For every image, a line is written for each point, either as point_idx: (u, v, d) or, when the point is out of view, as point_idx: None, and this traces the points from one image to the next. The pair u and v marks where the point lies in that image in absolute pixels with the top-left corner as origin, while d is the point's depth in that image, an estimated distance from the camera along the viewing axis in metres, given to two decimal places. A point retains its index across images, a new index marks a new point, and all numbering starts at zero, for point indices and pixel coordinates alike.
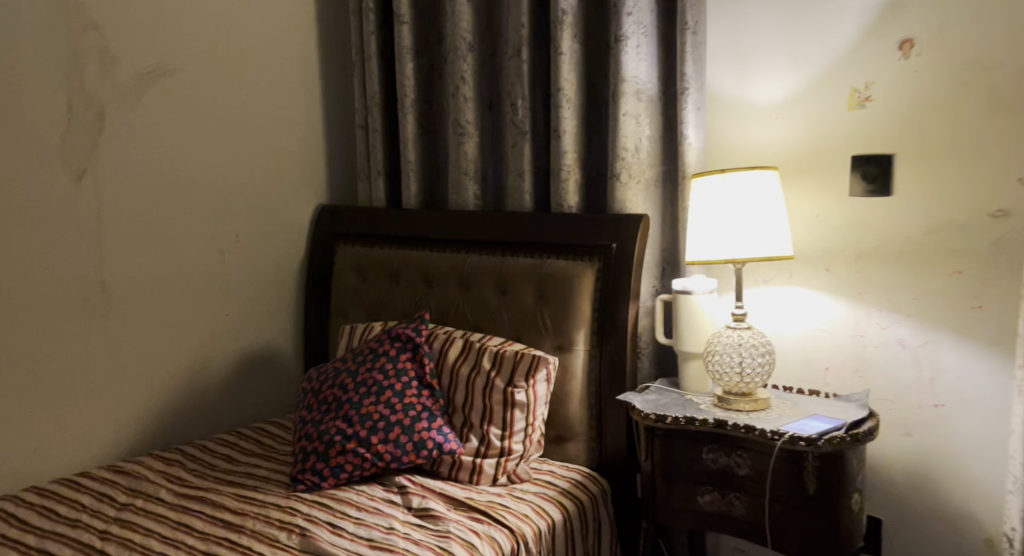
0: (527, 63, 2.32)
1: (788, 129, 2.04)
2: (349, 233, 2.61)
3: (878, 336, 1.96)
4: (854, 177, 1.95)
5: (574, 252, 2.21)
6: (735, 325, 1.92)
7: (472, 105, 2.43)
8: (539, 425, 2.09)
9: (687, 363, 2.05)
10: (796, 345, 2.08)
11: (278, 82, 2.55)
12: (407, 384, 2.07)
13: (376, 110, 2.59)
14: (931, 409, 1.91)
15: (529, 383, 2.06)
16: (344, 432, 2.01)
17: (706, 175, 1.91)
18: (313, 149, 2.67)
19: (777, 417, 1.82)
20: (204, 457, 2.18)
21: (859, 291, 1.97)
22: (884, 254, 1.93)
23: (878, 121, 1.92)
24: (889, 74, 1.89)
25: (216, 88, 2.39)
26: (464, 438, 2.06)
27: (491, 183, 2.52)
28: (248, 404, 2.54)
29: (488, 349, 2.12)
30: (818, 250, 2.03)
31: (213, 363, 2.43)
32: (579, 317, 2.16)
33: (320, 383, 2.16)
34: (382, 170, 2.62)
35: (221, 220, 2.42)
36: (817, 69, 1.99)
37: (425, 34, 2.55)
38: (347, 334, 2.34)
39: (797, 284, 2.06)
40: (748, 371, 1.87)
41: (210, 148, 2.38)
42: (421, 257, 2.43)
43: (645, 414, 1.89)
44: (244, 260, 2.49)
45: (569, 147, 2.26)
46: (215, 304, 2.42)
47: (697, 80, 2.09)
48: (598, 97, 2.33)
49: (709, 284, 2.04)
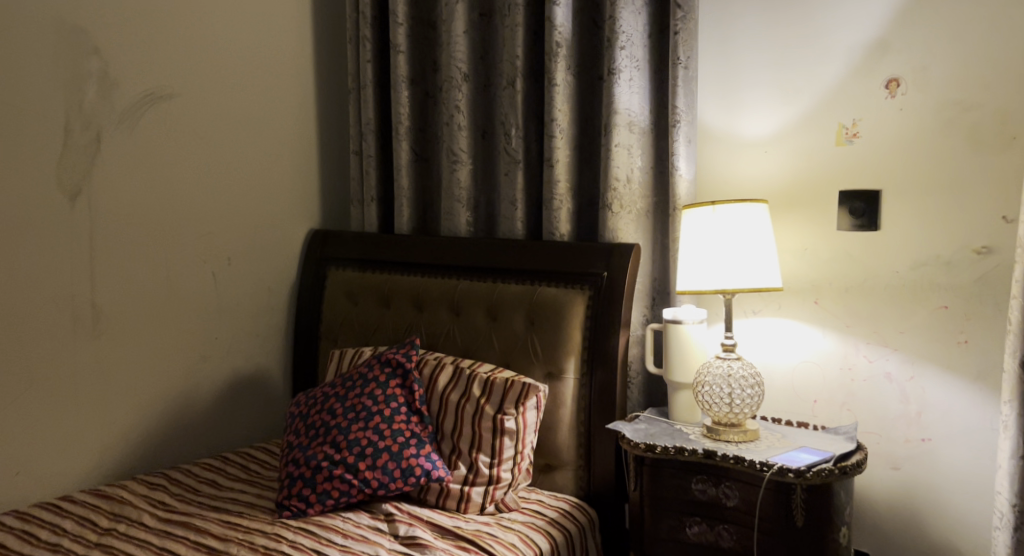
0: (521, 93, 2.36)
1: (778, 163, 2.07)
2: (341, 258, 2.61)
3: (866, 370, 1.97)
4: (843, 211, 1.98)
5: (566, 281, 2.22)
6: (725, 356, 1.94)
7: (466, 134, 2.46)
8: (528, 453, 2.09)
9: (677, 393, 2.06)
10: (784, 377, 2.09)
11: (274, 108, 2.56)
12: (397, 410, 2.07)
13: (371, 136, 2.60)
14: (916, 443, 1.92)
15: (519, 410, 2.05)
16: (332, 457, 2.00)
17: (696, 207, 1.93)
18: (306, 173, 2.68)
19: (766, 449, 1.83)
20: (189, 482, 2.16)
21: (847, 324, 1.99)
22: (872, 287, 1.96)
23: (866, 158, 1.95)
24: (876, 111, 1.93)
25: (213, 113, 2.40)
26: (452, 465, 2.05)
27: (483, 210, 2.54)
28: (235, 429, 2.52)
29: (478, 376, 2.12)
30: (807, 282, 2.04)
31: (201, 387, 2.42)
32: (569, 345, 2.16)
33: (309, 407, 2.16)
34: (374, 196, 2.63)
35: (214, 243, 2.42)
36: (805, 106, 2.02)
37: (420, 63, 2.58)
38: (337, 359, 2.34)
39: (785, 316, 2.08)
40: (737, 402, 1.88)
41: (206, 172, 2.39)
42: (412, 282, 2.44)
43: (634, 443, 1.89)
44: (234, 284, 2.48)
45: (561, 177, 2.28)
46: (205, 327, 2.41)
47: (688, 113, 2.12)
48: (590, 129, 2.36)
49: (699, 314, 2.05)
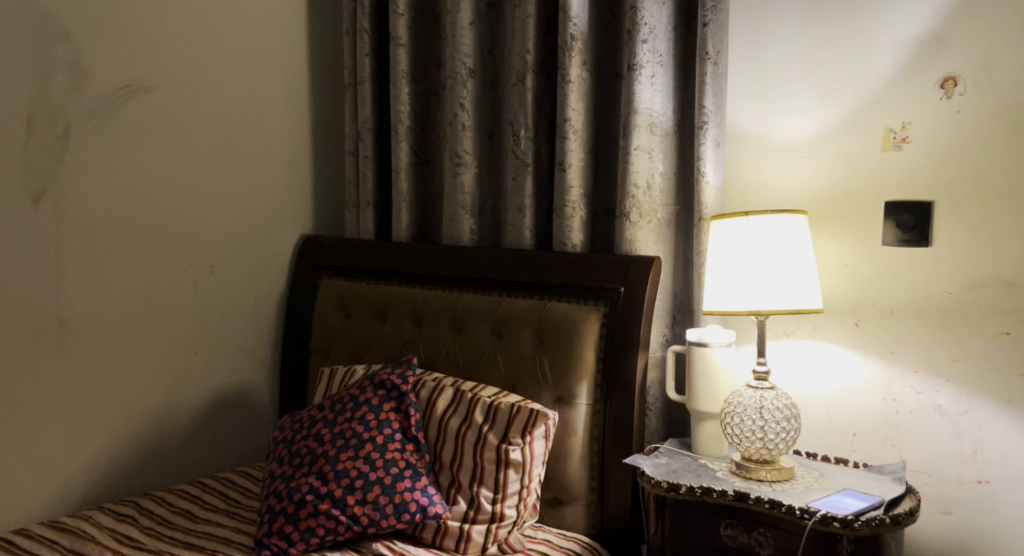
0: (531, 90, 2.16)
1: (815, 170, 1.87)
2: (334, 267, 2.42)
3: (913, 402, 1.77)
4: (889, 224, 1.78)
5: (579, 296, 2.02)
6: (757, 385, 1.75)
7: (471, 134, 2.26)
8: (535, 487, 1.89)
9: (701, 424, 1.86)
10: (819, 407, 1.89)
11: (265, 104, 2.37)
12: (390, 437, 1.87)
13: (368, 136, 2.41)
14: (972, 485, 1.72)
15: (525, 440, 1.85)
16: (317, 490, 1.80)
17: (728, 217, 1.73)
18: (298, 175, 2.48)
19: (804, 491, 1.64)
20: (160, 512, 1.95)
21: (892, 350, 1.79)
22: (920, 310, 1.76)
23: (917, 165, 1.75)
24: (929, 114, 1.73)
25: (197, 109, 2.21)
26: (451, 499, 1.85)
27: (488, 217, 2.35)
28: (215, 451, 2.32)
29: (481, 400, 1.92)
30: (847, 302, 1.85)
31: (179, 406, 2.22)
32: (582, 368, 1.96)
33: (294, 432, 1.96)
34: (371, 201, 2.44)
35: (196, 250, 2.22)
36: (846, 107, 1.83)
37: (423, 57, 2.39)
38: (327, 378, 2.14)
39: (822, 339, 1.88)
40: (771, 436, 1.69)
41: (189, 173, 2.19)
42: (411, 294, 2.24)
43: (656, 482, 1.70)
44: (218, 294, 2.29)
45: (574, 182, 2.08)
46: (184, 341, 2.21)
47: (717, 114, 1.92)
48: (606, 131, 2.16)
49: (727, 336, 1.85)
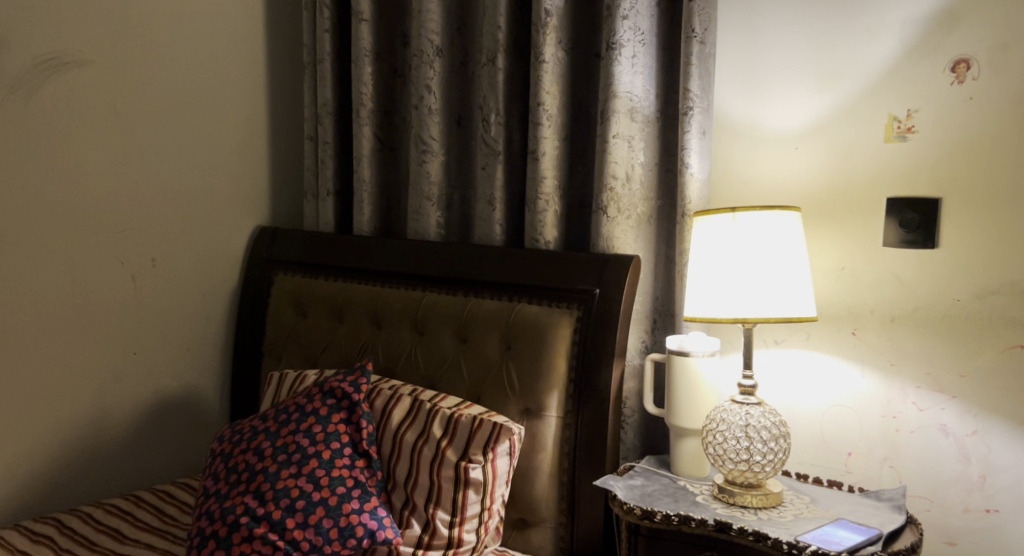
0: (502, 71, 1.97)
1: (809, 163, 1.70)
2: (289, 262, 2.23)
3: (914, 420, 1.61)
4: (891, 224, 1.61)
5: (551, 298, 1.84)
6: (743, 401, 1.58)
7: (438, 119, 2.08)
8: (497, 509, 1.72)
9: (681, 442, 1.68)
10: (811, 423, 1.72)
11: (216, 83, 2.17)
12: (338, 452, 1.70)
13: (328, 120, 2.22)
14: (979, 515, 1.56)
15: (487, 457, 1.67)
16: (253, 512, 1.63)
17: (712, 213, 1.56)
18: (253, 162, 2.28)
19: (793, 521, 1.48)
20: (83, 532, 1.77)
21: (892, 362, 1.63)
22: (924, 320, 1.59)
23: (924, 157, 1.58)
24: (939, 101, 1.56)
25: (136, 86, 2.01)
26: (404, 523, 1.68)
27: (456, 210, 2.17)
28: (156, 460, 2.14)
29: (441, 412, 1.74)
30: (844, 309, 1.68)
31: (115, 410, 2.04)
32: (552, 377, 1.78)
33: (233, 445, 1.78)
34: (331, 190, 2.25)
35: (135, 242, 2.04)
36: (846, 93, 1.65)
37: (388, 35, 2.20)
38: (276, 383, 1.96)
39: (815, 349, 1.71)
40: (756, 459, 1.53)
41: (126, 158, 2.01)
42: (371, 293, 2.06)
43: (628, 508, 1.52)
44: (160, 290, 2.10)
45: (547, 173, 1.90)
46: (120, 341, 2.03)
47: (704, 100, 1.74)
48: (584, 118, 1.98)
49: (711, 344, 1.67)
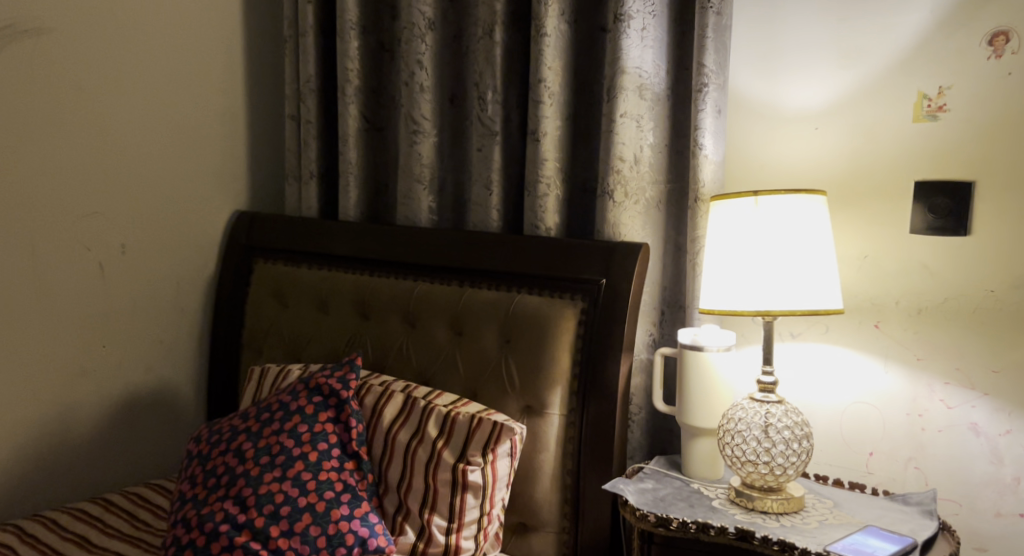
0: (500, 45, 1.85)
1: (831, 144, 1.59)
2: (270, 249, 2.09)
3: (942, 419, 1.51)
4: (919, 209, 1.51)
5: (553, 288, 1.72)
6: (762, 399, 1.48)
7: (430, 97, 1.94)
8: (496, 514, 1.60)
9: (694, 442, 1.58)
10: (830, 421, 1.62)
11: (190, 57, 2.03)
12: (325, 454, 1.57)
13: (312, 97, 2.08)
14: (1011, 519, 1.46)
15: (487, 459, 1.56)
16: (233, 519, 1.50)
17: (733, 198, 1.45)
18: (231, 142, 2.14)
19: (819, 528, 1.37)
20: (47, 539, 1.64)
21: (918, 357, 1.53)
22: (953, 312, 1.50)
23: (956, 138, 1.47)
24: (974, 77, 1.46)
25: (103, 58, 1.86)
26: (397, 529, 1.56)
27: (449, 194, 2.04)
28: (128, 460, 2.00)
29: (436, 410, 1.62)
30: (867, 300, 1.57)
31: (82, 407, 1.90)
32: (555, 372, 1.66)
33: (211, 446, 1.65)
34: (315, 172, 2.11)
35: (103, 226, 1.90)
36: (872, 69, 1.54)
37: (376, 7, 2.06)
38: (257, 379, 1.82)
39: (834, 343, 1.61)
40: (778, 461, 1.43)
41: (93, 137, 1.86)
42: (358, 282, 1.93)
43: (642, 515, 1.41)
44: (130, 279, 1.96)
45: (548, 154, 1.78)
46: (87, 334, 1.90)
47: (719, 76, 1.62)
48: (587, 97, 1.86)
49: (726, 337, 1.56)
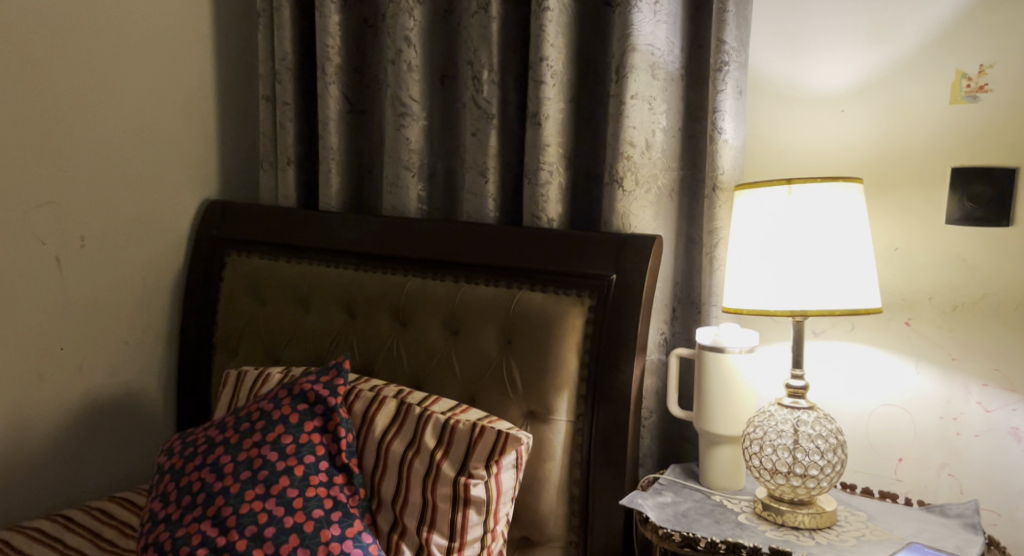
0: (496, 21, 1.70)
1: (859, 128, 1.48)
2: (244, 241, 1.92)
3: (979, 423, 1.41)
4: (956, 199, 1.40)
5: (558, 284, 1.59)
6: (791, 405, 1.36)
7: (418, 76, 1.79)
8: (501, 530, 1.47)
9: (715, 451, 1.46)
10: (857, 426, 1.52)
11: (154, 33, 1.85)
12: (313, 468, 1.43)
13: (288, 76, 1.92)
14: None
15: (491, 471, 1.41)
16: (212, 542, 1.36)
17: (761, 187, 1.33)
18: (200, 125, 1.96)
19: (857, 545, 1.27)
20: None
21: (954, 357, 1.42)
22: (992, 308, 1.39)
23: (998, 120, 1.37)
24: (1017, 55, 1.35)
25: (56, 32, 1.69)
26: (392, 550, 1.42)
27: (440, 181, 1.89)
28: (91, 471, 1.84)
29: (433, 418, 1.48)
30: (898, 296, 1.47)
31: (38, 415, 1.73)
32: (561, 375, 1.53)
33: (185, 460, 1.50)
34: (293, 158, 1.95)
35: (59, 217, 1.73)
36: (904, 46, 1.43)
37: None
38: (233, 384, 1.67)
39: (861, 342, 1.50)
40: (812, 473, 1.31)
41: (45, 119, 1.69)
42: (342, 277, 1.78)
43: (665, 534, 1.30)
44: (90, 275, 1.79)
45: (550, 140, 1.64)
46: (43, 336, 1.73)
47: (740, 54, 1.50)
48: (591, 77, 1.72)
49: (749, 337, 1.44)
